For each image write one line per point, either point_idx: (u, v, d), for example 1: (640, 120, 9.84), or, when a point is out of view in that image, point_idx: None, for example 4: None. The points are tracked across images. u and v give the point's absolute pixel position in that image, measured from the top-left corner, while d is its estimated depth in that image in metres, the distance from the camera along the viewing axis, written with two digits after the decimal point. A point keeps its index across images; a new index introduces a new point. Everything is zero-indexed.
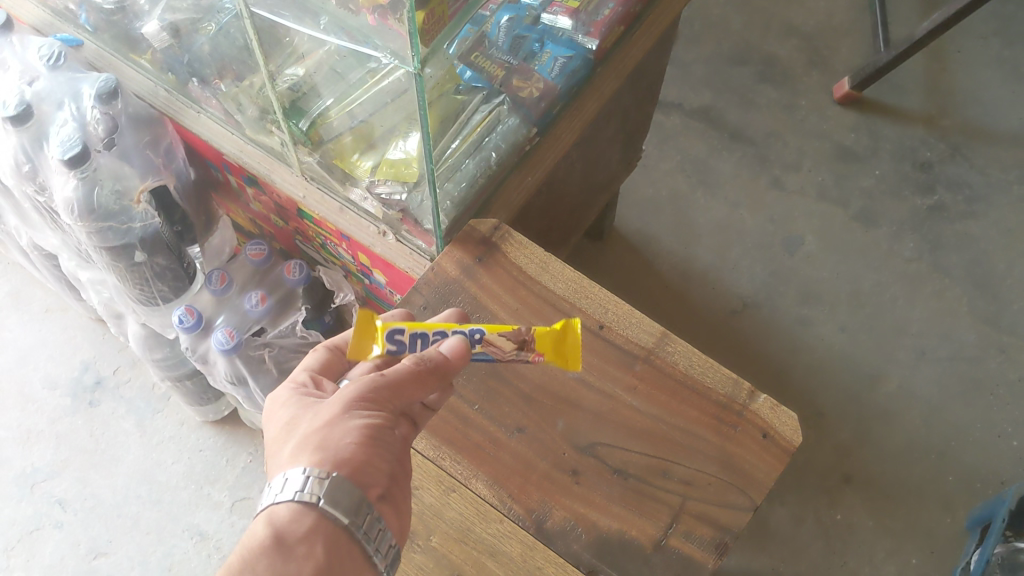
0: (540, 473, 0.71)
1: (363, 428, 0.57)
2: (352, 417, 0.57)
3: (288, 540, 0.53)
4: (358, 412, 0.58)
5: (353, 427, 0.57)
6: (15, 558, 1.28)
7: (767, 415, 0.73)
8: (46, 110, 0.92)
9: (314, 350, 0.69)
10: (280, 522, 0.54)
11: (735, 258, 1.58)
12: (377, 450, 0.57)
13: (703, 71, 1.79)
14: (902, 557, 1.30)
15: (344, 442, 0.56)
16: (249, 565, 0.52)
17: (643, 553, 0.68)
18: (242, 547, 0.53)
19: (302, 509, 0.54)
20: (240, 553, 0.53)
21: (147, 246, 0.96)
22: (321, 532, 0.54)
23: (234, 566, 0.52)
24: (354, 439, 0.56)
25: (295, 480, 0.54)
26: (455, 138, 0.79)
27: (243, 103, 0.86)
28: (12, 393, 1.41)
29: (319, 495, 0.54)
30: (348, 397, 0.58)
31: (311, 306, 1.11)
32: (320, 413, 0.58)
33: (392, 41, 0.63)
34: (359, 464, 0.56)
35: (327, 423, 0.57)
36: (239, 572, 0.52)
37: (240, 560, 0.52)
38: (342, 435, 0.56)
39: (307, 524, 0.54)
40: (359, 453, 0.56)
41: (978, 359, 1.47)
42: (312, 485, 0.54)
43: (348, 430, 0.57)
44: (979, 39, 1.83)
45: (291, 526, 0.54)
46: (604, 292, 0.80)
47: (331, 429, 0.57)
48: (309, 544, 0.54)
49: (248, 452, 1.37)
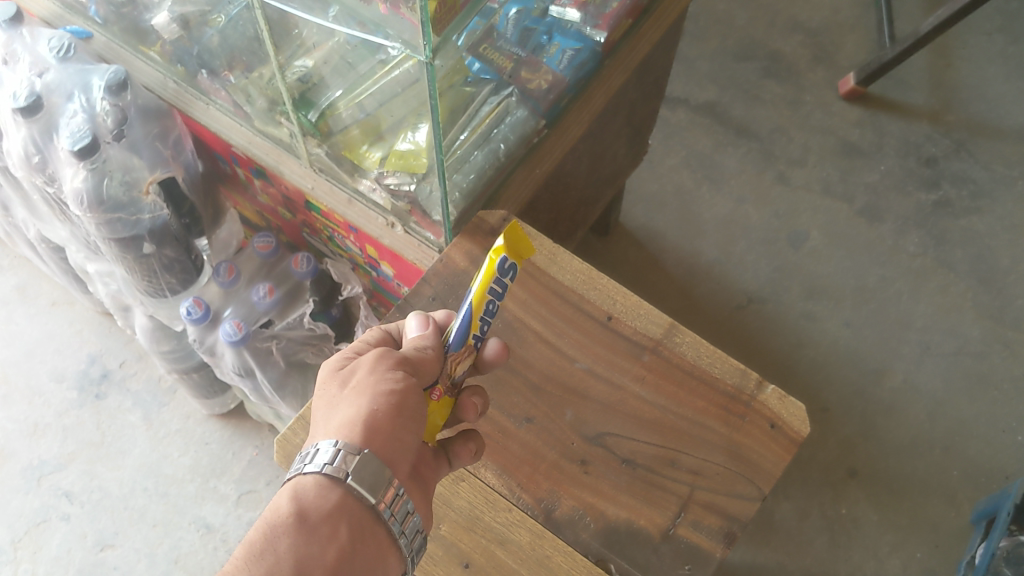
0: (550, 462, 0.71)
1: (391, 396, 0.57)
2: (381, 384, 0.57)
3: (312, 517, 0.53)
4: (382, 376, 0.58)
5: (381, 394, 0.57)
6: (22, 550, 1.29)
7: (774, 406, 0.73)
8: (56, 102, 0.93)
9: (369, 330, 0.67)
10: (306, 496, 0.53)
11: (741, 253, 1.58)
12: (404, 420, 0.57)
13: (708, 67, 1.79)
14: (907, 551, 1.30)
15: (372, 408, 0.56)
16: (271, 544, 0.51)
17: (652, 541, 0.68)
18: (264, 522, 0.52)
19: (329, 484, 0.54)
20: (263, 530, 0.52)
21: (156, 238, 0.97)
22: (346, 510, 0.54)
23: (255, 543, 0.51)
24: (381, 405, 0.56)
25: (325, 452, 0.54)
26: (464, 129, 0.78)
27: (252, 95, 0.87)
28: (20, 385, 1.41)
29: (346, 471, 0.54)
30: (373, 362, 0.59)
31: (319, 298, 1.12)
32: (347, 382, 0.59)
33: (405, 30, 0.63)
34: (387, 433, 0.56)
35: (354, 390, 0.58)
36: (262, 549, 0.51)
37: (262, 539, 0.51)
38: (368, 402, 0.56)
39: (333, 501, 0.54)
40: (387, 422, 0.56)
41: (982, 354, 1.47)
42: (341, 460, 0.54)
43: (375, 396, 0.57)
44: (983, 35, 1.83)
45: (316, 503, 0.53)
46: (611, 284, 0.80)
47: (362, 396, 0.57)
48: (333, 522, 0.53)
49: (254, 445, 1.38)
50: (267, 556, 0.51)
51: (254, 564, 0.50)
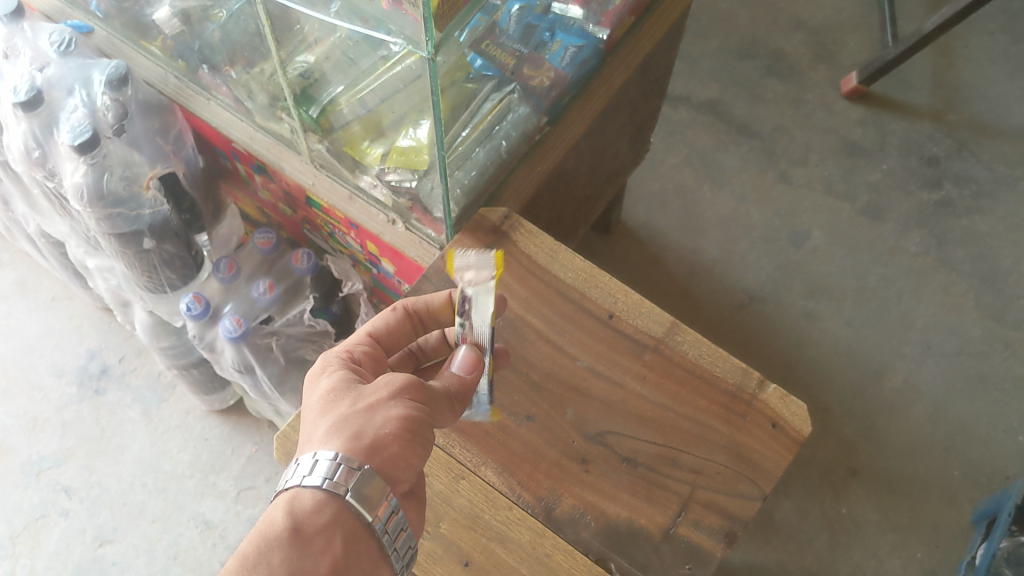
0: (550, 460, 0.71)
1: (402, 420, 0.57)
2: (394, 406, 0.58)
3: (306, 531, 0.53)
4: (400, 401, 0.58)
5: (392, 416, 0.57)
6: (21, 545, 1.29)
7: (776, 405, 0.73)
8: (56, 96, 0.92)
9: (388, 308, 0.69)
10: (301, 509, 0.54)
11: (742, 252, 1.57)
12: (412, 447, 0.58)
13: (710, 65, 1.79)
14: (908, 551, 1.30)
15: (382, 431, 0.56)
16: (264, 556, 0.52)
17: (653, 541, 0.68)
18: (257, 534, 0.53)
19: (325, 499, 0.54)
20: (257, 541, 0.52)
21: (156, 233, 0.97)
22: (341, 524, 0.54)
23: (248, 554, 0.52)
24: (393, 430, 0.56)
25: (323, 464, 0.54)
26: (466, 126, 0.78)
27: (253, 90, 0.86)
28: (19, 380, 1.41)
29: (347, 486, 0.54)
30: (392, 383, 0.59)
31: (320, 294, 1.10)
32: (360, 398, 0.58)
33: (407, 25, 0.63)
34: (393, 457, 0.56)
35: (367, 407, 0.57)
36: (256, 560, 0.51)
37: (256, 550, 0.52)
38: (381, 423, 0.57)
39: (327, 516, 0.54)
40: (395, 446, 0.56)
41: (983, 354, 1.47)
42: (341, 476, 0.54)
43: (389, 419, 0.57)
44: (986, 34, 1.82)
45: (311, 517, 0.54)
46: (613, 282, 0.80)
47: (372, 414, 0.57)
48: (327, 537, 0.53)
49: (254, 442, 1.38)
50: (260, 568, 0.51)
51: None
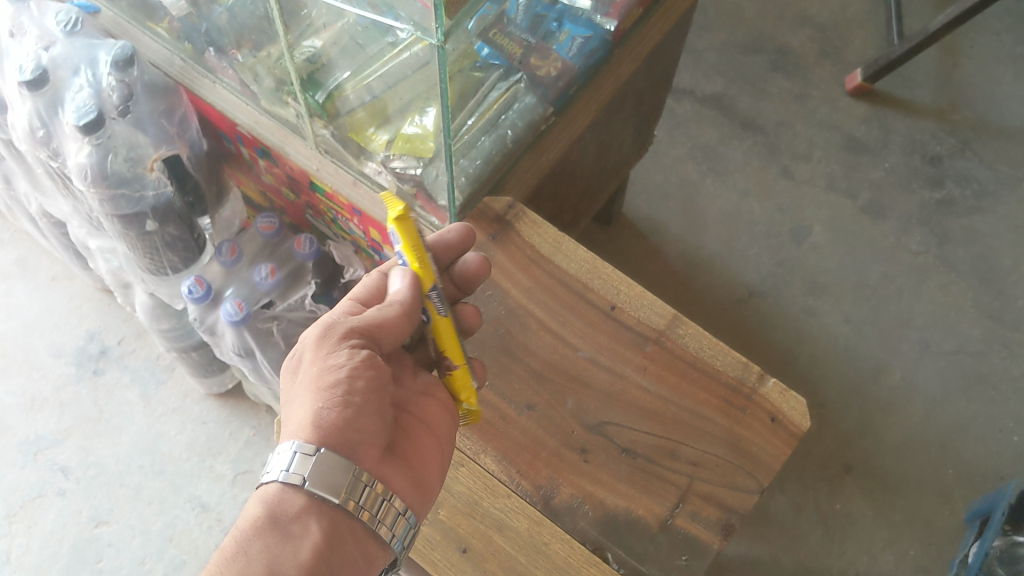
0: (550, 449, 0.72)
1: (334, 386, 0.59)
2: (328, 374, 0.59)
3: (283, 520, 0.56)
4: (330, 367, 0.59)
5: (328, 389, 0.59)
6: (18, 524, 1.29)
7: (775, 399, 0.74)
8: (62, 76, 0.92)
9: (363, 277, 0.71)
10: (271, 501, 0.57)
11: (744, 246, 1.58)
12: (356, 410, 0.60)
13: (715, 58, 1.78)
14: (900, 548, 1.32)
15: (319, 408, 0.59)
16: (243, 548, 0.55)
17: (650, 531, 0.69)
18: (236, 530, 0.56)
19: (289, 490, 0.57)
20: (235, 536, 0.56)
21: (159, 215, 0.97)
22: (314, 510, 0.57)
23: (228, 550, 0.55)
24: (326, 403, 0.59)
25: (282, 457, 0.57)
26: (472, 114, 0.76)
27: (260, 74, 0.86)
28: (17, 358, 1.41)
29: (304, 476, 0.56)
30: (318, 351, 0.60)
31: (321, 280, 1.08)
32: (300, 376, 0.61)
33: (415, 11, 0.63)
34: (339, 429, 0.58)
35: (305, 386, 0.60)
36: (236, 551, 0.54)
37: (235, 543, 0.55)
38: (316, 400, 0.59)
39: (298, 504, 0.57)
40: (336, 416, 0.58)
41: (981, 354, 1.47)
42: (296, 464, 0.57)
43: (321, 394, 0.59)
44: (992, 34, 1.82)
45: (283, 506, 0.57)
46: (616, 273, 0.80)
47: (308, 394, 0.59)
48: (303, 522, 0.57)
49: (251, 426, 1.38)
50: (239, 559, 0.54)
51: (226, 568, 0.53)
